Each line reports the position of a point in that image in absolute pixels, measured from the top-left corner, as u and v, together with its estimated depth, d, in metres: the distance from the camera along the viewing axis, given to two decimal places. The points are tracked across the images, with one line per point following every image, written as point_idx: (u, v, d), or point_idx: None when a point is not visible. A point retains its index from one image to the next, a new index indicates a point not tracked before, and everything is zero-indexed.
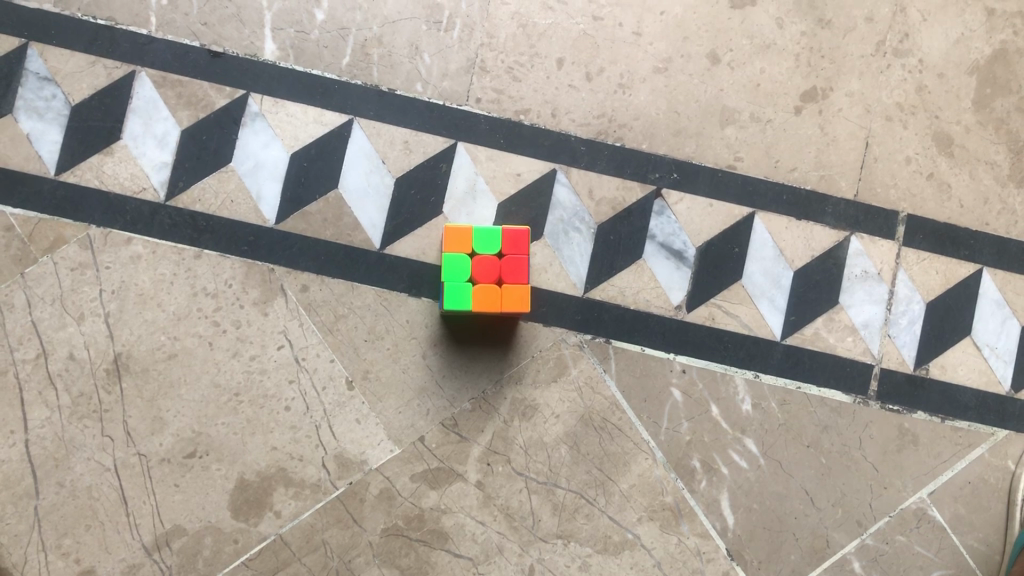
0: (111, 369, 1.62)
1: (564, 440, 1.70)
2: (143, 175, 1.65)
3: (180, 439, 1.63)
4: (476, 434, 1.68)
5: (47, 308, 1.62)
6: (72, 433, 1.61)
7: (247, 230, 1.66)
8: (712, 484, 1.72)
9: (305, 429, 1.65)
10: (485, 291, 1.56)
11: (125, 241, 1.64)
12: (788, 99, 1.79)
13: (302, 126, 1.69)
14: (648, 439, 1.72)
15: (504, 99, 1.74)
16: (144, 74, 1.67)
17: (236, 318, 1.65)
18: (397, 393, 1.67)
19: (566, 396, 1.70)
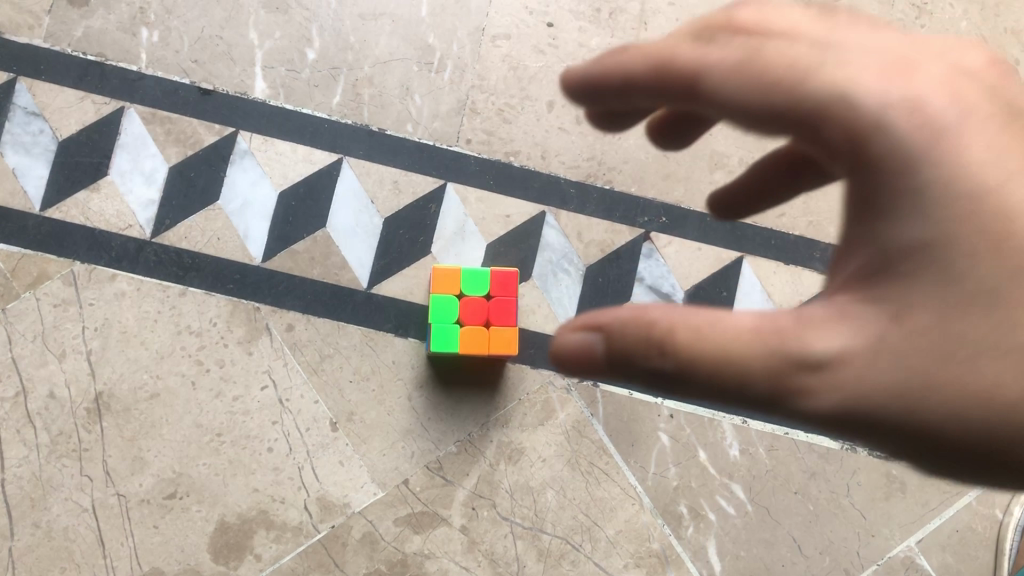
0: (92, 408, 1.60)
1: (551, 484, 1.68)
2: (129, 212, 1.64)
3: (160, 480, 1.60)
4: (462, 477, 1.66)
5: (28, 345, 1.59)
6: (50, 473, 1.58)
7: (234, 268, 1.65)
8: (699, 530, 1.71)
9: (288, 471, 1.63)
10: (474, 332, 1.54)
11: (109, 278, 1.62)
12: None
13: (291, 165, 1.69)
14: (636, 484, 1.70)
15: (494, 140, 1.74)
16: (133, 111, 1.66)
17: (220, 358, 1.63)
18: (382, 435, 1.65)
19: (553, 440, 1.69)
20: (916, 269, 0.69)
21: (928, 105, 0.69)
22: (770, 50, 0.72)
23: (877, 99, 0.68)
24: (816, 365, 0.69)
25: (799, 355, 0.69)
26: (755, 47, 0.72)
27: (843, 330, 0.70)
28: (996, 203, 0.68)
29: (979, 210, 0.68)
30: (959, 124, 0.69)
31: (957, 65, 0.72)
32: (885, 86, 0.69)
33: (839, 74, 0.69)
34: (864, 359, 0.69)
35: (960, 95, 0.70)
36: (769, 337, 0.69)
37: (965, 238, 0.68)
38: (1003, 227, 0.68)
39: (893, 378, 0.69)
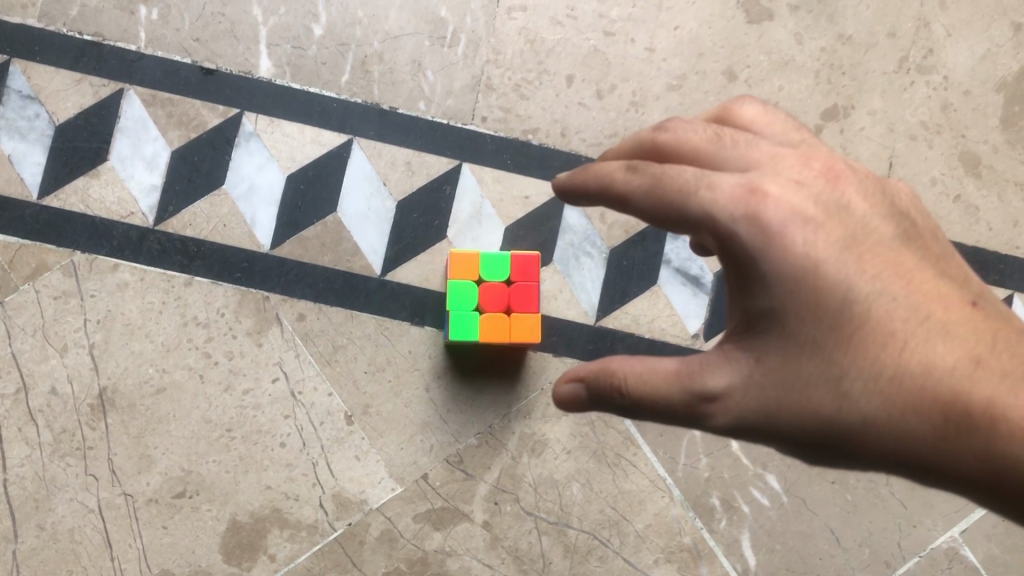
0: (96, 404, 1.53)
1: (576, 477, 1.60)
2: (131, 198, 1.57)
3: (169, 478, 1.53)
4: (483, 471, 1.58)
5: (28, 339, 1.52)
6: (54, 472, 1.51)
7: (241, 256, 1.58)
8: (732, 523, 1.64)
9: (302, 467, 1.56)
10: (494, 320, 1.46)
11: (112, 268, 1.55)
12: (808, 118, 1.71)
13: (299, 147, 1.61)
14: (665, 476, 1.62)
15: (511, 118, 1.66)
16: (132, 92, 1.58)
17: (228, 350, 1.56)
18: (399, 428, 1.58)
19: (578, 431, 1.61)
20: (771, 325, 0.89)
21: (772, 209, 0.85)
22: (669, 175, 0.88)
23: (730, 210, 0.85)
24: (711, 397, 0.88)
25: (698, 390, 0.88)
26: (654, 172, 0.89)
27: (725, 368, 0.89)
28: (820, 278, 0.87)
29: (805, 287, 0.87)
30: (794, 224, 0.86)
31: (800, 172, 0.89)
32: (740, 196, 0.85)
33: (708, 195, 0.85)
34: (743, 390, 0.89)
35: (798, 198, 0.87)
36: (675, 378, 0.89)
37: (796, 303, 0.87)
38: (823, 293, 0.87)
39: (760, 403, 0.88)
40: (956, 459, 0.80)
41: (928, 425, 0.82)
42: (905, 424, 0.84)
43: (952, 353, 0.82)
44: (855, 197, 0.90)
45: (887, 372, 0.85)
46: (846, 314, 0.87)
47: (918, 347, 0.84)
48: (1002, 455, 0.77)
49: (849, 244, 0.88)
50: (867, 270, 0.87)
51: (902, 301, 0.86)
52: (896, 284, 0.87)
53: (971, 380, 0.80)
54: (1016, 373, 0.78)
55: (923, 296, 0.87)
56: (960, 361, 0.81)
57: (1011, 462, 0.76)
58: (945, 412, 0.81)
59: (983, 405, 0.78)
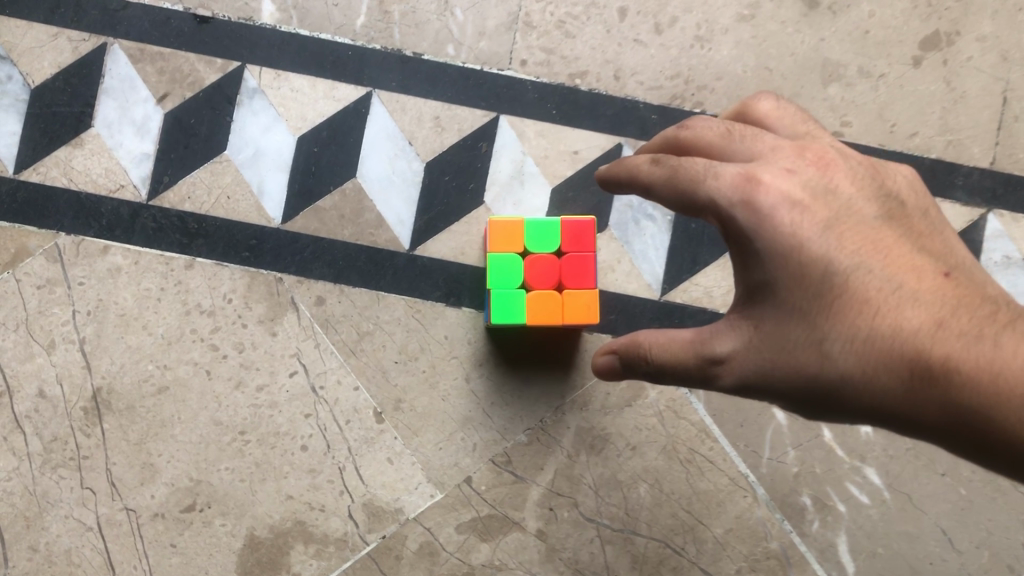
0: (90, 408, 1.33)
1: (644, 476, 1.38)
2: (120, 169, 1.36)
3: (176, 490, 1.34)
4: (535, 472, 1.36)
5: (10, 336, 1.33)
6: (46, 486, 1.32)
7: (249, 232, 1.37)
8: (827, 525, 1.40)
9: (328, 473, 1.35)
10: (544, 299, 1.24)
11: (101, 250, 1.34)
12: (904, 48, 1.44)
13: (310, 103, 1.39)
14: (747, 472, 1.40)
15: (555, 60, 1.42)
16: (117, 47, 1.37)
17: (238, 341, 1.35)
18: (437, 425, 1.36)
19: (643, 423, 1.38)
20: (766, 295, 0.89)
21: (768, 194, 0.86)
22: (684, 166, 0.89)
23: (729, 197, 0.86)
24: (712, 363, 0.90)
25: (701, 356, 0.90)
26: (669, 164, 0.90)
27: (726, 333, 0.91)
28: (805, 254, 0.86)
29: (793, 264, 0.87)
30: (785, 207, 0.86)
31: (797, 158, 0.89)
32: (738, 183, 0.86)
33: (714, 184, 0.86)
34: (744, 354, 0.89)
35: (793, 183, 0.87)
36: (685, 344, 0.91)
37: (783, 276, 0.87)
38: (807, 267, 0.86)
39: (756, 367, 0.88)
40: (919, 407, 0.79)
41: (896, 381, 0.81)
42: (879, 381, 0.82)
43: (919, 316, 0.81)
44: (843, 178, 0.90)
45: (863, 334, 0.83)
46: (828, 284, 0.86)
47: (890, 312, 0.83)
48: (961, 406, 0.75)
49: (835, 223, 0.87)
50: (848, 244, 0.86)
51: (880, 270, 0.85)
52: (877, 254, 0.86)
53: (933, 339, 0.78)
54: (974, 332, 0.76)
55: (900, 265, 0.85)
56: (926, 322, 0.80)
57: (969, 411, 0.75)
58: (912, 368, 0.79)
59: (940, 360, 0.77)
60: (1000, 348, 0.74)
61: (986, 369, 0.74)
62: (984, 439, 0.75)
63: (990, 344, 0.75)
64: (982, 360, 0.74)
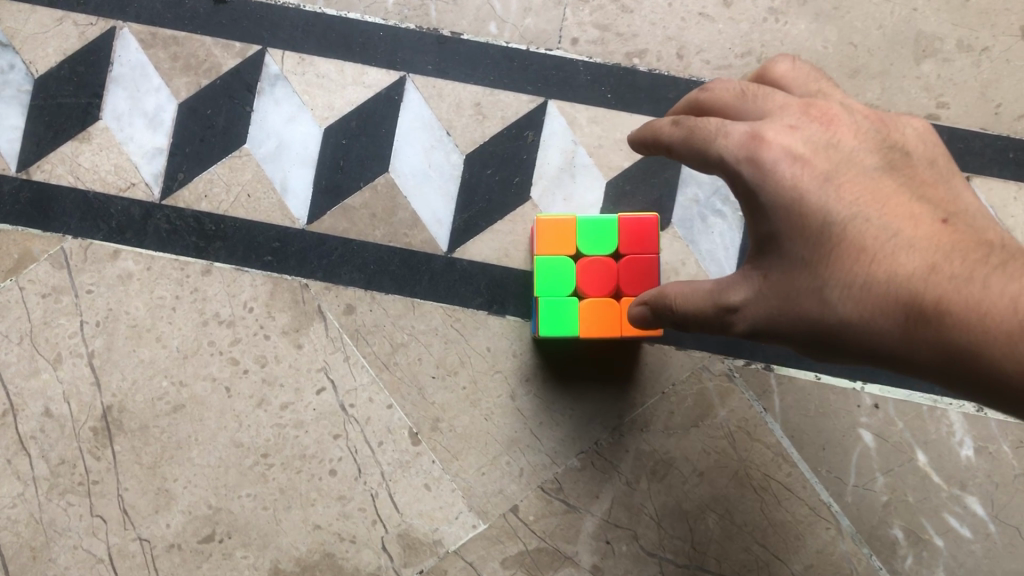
0: (99, 428, 1.22)
1: (711, 506, 1.22)
2: (131, 166, 1.24)
3: (193, 518, 1.21)
4: (589, 501, 1.22)
5: (14, 349, 1.22)
6: (53, 513, 1.21)
7: (272, 234, 1.24)
8: (922, 563, 1.22)
9: (359, 500, 1.21)
10: (600, 307, 1.08)
11: (111, 255, 1.22)
12: (1010, 18, 1.27)
13: (338, 90, 1.26)
14: (829, 501, 1.23)
15: (610, 38, 1.27)
16: (127, 31, 1.25)
17: (260, 354, 1.22)
18: (479, 448, 1.22)
19: (711, 446, 1.23)
20: (773, 247, 0.81)
21: (770, 149, 0.79)
22: (697, 127, 0.83)
23: (733, 154, 0.80)
24: (727, 312, 0.83)
25: (716, 307, 0.84)
26: (686, 124, 0.84)
27: (742, 281, 0.84)
28: (806, 205, 0.78)
29: (793, 217, 0.79)
30: (785, 160, 0.79)
31: (800, 112, 0.81)
32: (743, 140, 0.79)
33: (722, 143, 0.80)
34: (757, 302, 0.82)
35: (796, 137, 0.79)
36: (703, 294, 0.85)
37: (785, 229, 0.80)
38: (805, 219, 0.78)
39: (769, 315, 0.81)
40: (915, 353, 0.70)
41: (893, 325, 0.72)
42: (876, 327, 0.74)
43: (913, 261, 0.71)
44: (846, 130, 0.80)
45: (861, 280, 0.75)
46: (827, 233, 0.77)
47: (884, 259, 0.73)
48: (951, 351, 0.66)
49: (837, 174, 0.78)
50: (847, 194, 0.77)
51: (877, 218, 0.75)
52: (875, 202, 0.76)
53: (927, 283, 0.69)
54: (966, 274, 0.67)
55: (900, 212, 0.75)
56: (920, 267, 0.70)
57: (961, 356, 0.66)
58: (908, 313, 0.70)
59: (932, 302, 0.68)
60: (990, 288, 0.65)
61: (972, 309, 0.65)
62: (980, 387, 0.66)
63: (977, 285, 0.65)
64: (969, 299, 0.65)
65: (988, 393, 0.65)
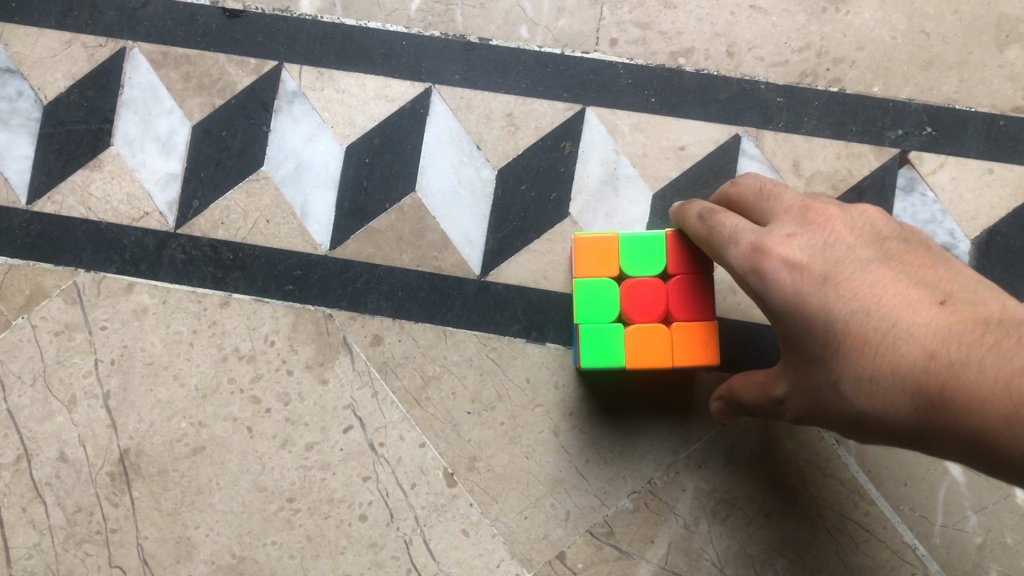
0: (116, 473, 1.14)
1: (780, 550, 1.10)
2: (145, 194, 1.17)
3: (216, 569, 1.13)
4: (644, 546, 1.10)
5: (27, 391, 1.15)
6: (70, 565, 1.13)
7: (293, 261, 1.15)
8: None
9: (392, 547, 1.12)
10: (649, 334, 0.97)
11: (125, 288, 1.16)
12: None
13: (359, 105, 1.17)
14: (915, 544, 1.10)
15: (652, 37, 1.16)
16: (137, 51, 1.18)
17: (283, 391, 1.14)
18: (520, 489, 1.11)
19: (778, 483, 1.11)
20: (791, 345, 0.80)
21: (771, 258, 0.79)
22: (715, 230, 0.85)
23: (740, 263, 0.82)
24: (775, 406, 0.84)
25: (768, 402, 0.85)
26: (709, 222, 0.86)
27: (779, 376, 0.84)
28: (809, 306, 0.76)
29: (800, 316, 0.77)
30: (784, 265, 0.78)
31: (797, 216, 0.81)
32: (747, 251, 0.81)
33: (731, 250, 0.83)
34: (794, 397, 0.82)
35: (795, 242, 0.79)
36: (759, 390, 0.87)
37: (795, 327, 0.78)
38: (810, 318, 0.76)
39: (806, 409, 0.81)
40: (934, 441, 0.67)
41: (906, 415, 0.69)
42: (893, 419, 0.71)
43: (911, 351, 0.68)
44: (845, 228, 0.79)
45: (869, 375, 0.72)
46: (831, 329, 0.75)
47: (885, 352, 0.70)
48: (965, 436, 0.63)
49: (837, 270, 0.76)
50: (846, 289, 0.75)
51: (876, 311, 0.72)
52: (873, 294, 0.73)
53: (928, 371, 0.66)
54: (963, 358, 0.64)
55: (898, 299, 0.72)
56: (920, 355, 0.67)
57: (976, 441, 0.63)
58: (915, 402, 0.68)
59: (936, 390, 0.65)
60: (985, 371, 0.62)
61: (971, 396, 0.62)
62: (1006, 469, 0.62)
63: (973, 370, 0.63)
64: (967, 387, 0.63)
65: (1013, 477, 0.62)
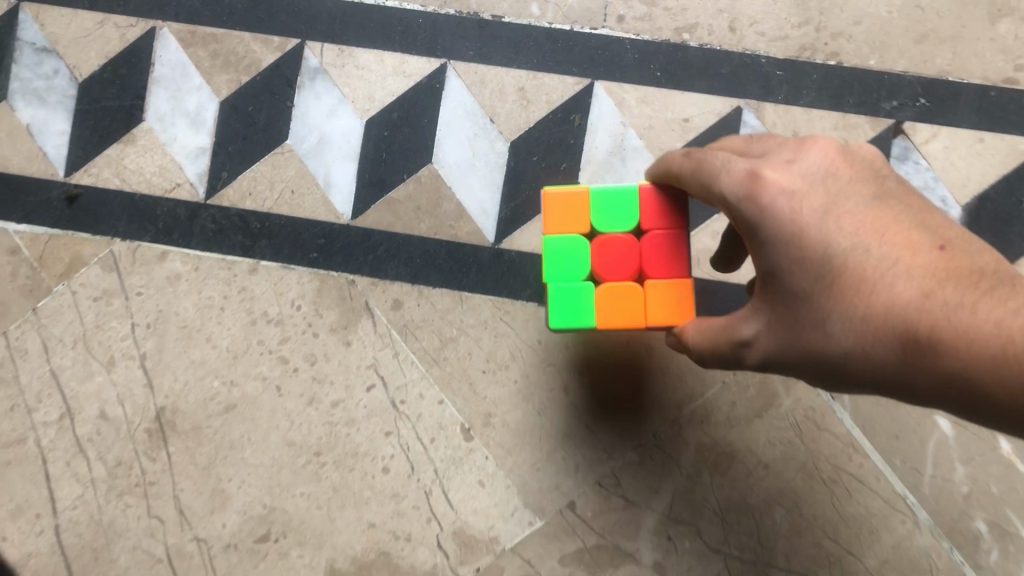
0: (154, 429, 1.22)
1: (778, 499, 1.17)
2: (175, 166, 1.23)
3: (249, 519, 1.20)
4: (650, 496, 1.17)
5: (69, 353, 1.22)
6: (111, 515, 1.21)
7: (316, 230, 1.22)
8: (1009, 556, 1.15)
9: (412, 498, 1.19)
10: (622, 293, 0.92)
11: (159, 257, 1.22)
12: None
13: (378, 81, 1.23)
14: (905, 493, 1.17)
15: (657, 14, 1.21)
16: (167, 31, 1.25)
17: (310, 352, 1.21)
18: (533, 443, 1.19)
19: (777, 436, 1.18)
20: (773, 282, 0.78)
21: (766, 187, 0.77)
22: (706, 161, 0.83)
23: (732, 191, 0.79)
24: (739, 347, 0.81)
25: (728, 345, 0.82)
26: (698, 156, 0.84)
27: (751, 314, 0.81)
28: (804, 238, 0.75)
29: (792, 250, 0.75)
30: (778, 193, 0.76)
31: (798, 150, 0.79)
32: (742, 179, 0.79)
33: (721, 179, 0.80)
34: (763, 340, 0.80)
35: (792, 174, 0.77)
36: (715, 334, 0.83)
37: (783, 261, 0.76)
38: (803, 251, 0.75)
39: (778, 347, 0.78)
40: (914, 384, 0.66)
41: (890, 358, 0.68)
42: (875, 362, 0.70)
43: (905, 291, 0.67)
44: (846, 164, 0.78)
45: (857, 314, 0.70)
46: (825, 264, 0.73)
47: (878, 290, 0.69)
48: (949, 380, 0.62)
49: (834, 203, 0.75)
50: (844, 224, 0.73)
51: (875, 249, 0.71)
52: (871, 232, 0.72)
53: (920, 313, 0.65)
54: (957, 301, 0.63)
55: (898, 240, 0.70)
56: (914, 295, 0.66)
57: (959, 385, 0.62)
58: (902, 344, 0.66)
59: (925, 331, 0.64)
60: (978, 315, 0.61)
61: (959, 340, 0.61)
62: (985, 416, 0.62)
63: (966, 313, 0.62)
64: (957, 329, 0.61)
65: (989, 421, 0.61)
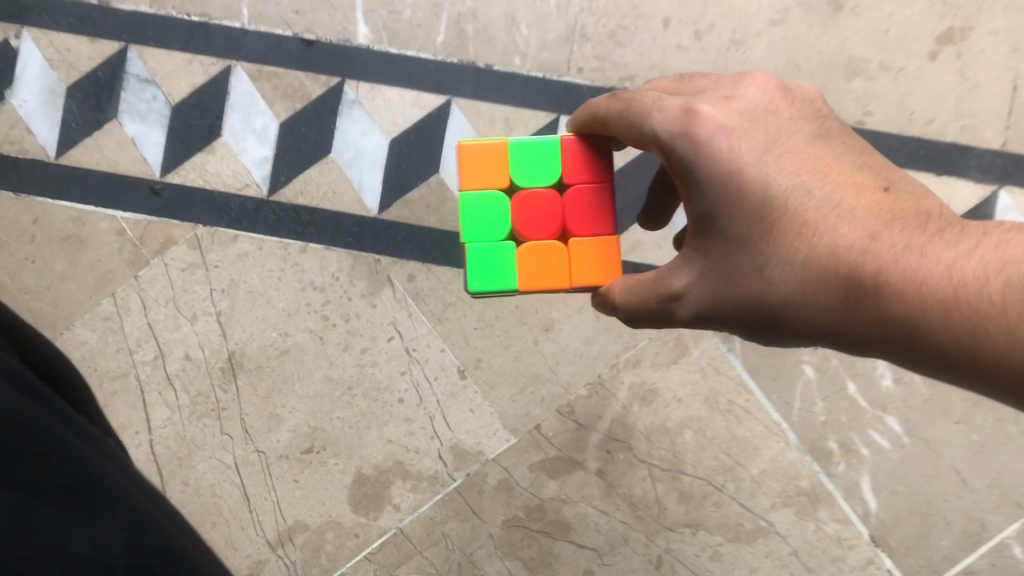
0: (226, 368, 1.62)
1: (688, 424, 1.61)
2: (245, 171, 1.64)
3: (297, 435, 1.61)
4: (595, 420, 1.60)
5: (161, 310, 1.62)
6: (193, 432, 1.61)
7: (351, 220, 1.63)
8: (851, 466, 1.60)
9: (420, 421, 1.61)
10: (540, 248, 1.18)
11: (232, 238, 1.62)
12: (921, 44, 1.63)
13: (400, 110, 1.65)
14: (779, 421, 1.61)
15: (607, 66, 1.64)
16: (239, 68, 1.65)
17: (346, 311, 1.62)
18: (511, 381, 1.61)
19: (688, 378, 1.61)
20: (711, 223, 1.02)
21: (703, 125, 1.01)
22: (636, 101, 1.07)
23: (669, 126, 1.03)
24: (674, 290, 1.06)
25: (665, 288, 1.06)
26: (625, 99, 1.08)
27: (680, 270, 1.06)
28: (742, 175, 0.99)
29: (731, 193, 0.99)
30: (718, 133, 1.01)
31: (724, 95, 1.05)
32: (678, 115, 1.03)
33: (658, 116, 1.04)
34: (697, 287, 1.04)
35: (727, 117, 1.02)
36: (651, 284, 1.08)
37: (725, 204, 1.00)
38: (742, 191, 0.99)
39: (709, 296, 1.03)
40: (855, 318, 0.90)
41: (832, 299, 0.92)
42: (814, 298, 0.94)
43: (852, 233, 0.91)
44: (783, 118, 1.03)
45: (802, 256, 0.94)
46: (767, 206, 0.97)
47: (825, 232, 0.93)
48: (889, 309, 0.86)
49: (770, 149, 1.00)
50: (783, 168, 0.98)
51: (817, 192, 0.96)
52: (811, 179, 0.97)
53: (866, 251, 0.89)
54: (903, 245, 0.87)
55: (841, 188, 0.95)
56: (859, 236, 0.90)
57: (900, 316, 0.85)
58: (848, 282, 0.90)
59: (871, 267, 0.88)
60: (926, 257, 0.84)
61: (909, 277, 0.84)
62: (909, 346, 0.86)
63: (914, 254, 0.85)
64: (906, 269, 0.85)
65: (914, 346, 0.86)
